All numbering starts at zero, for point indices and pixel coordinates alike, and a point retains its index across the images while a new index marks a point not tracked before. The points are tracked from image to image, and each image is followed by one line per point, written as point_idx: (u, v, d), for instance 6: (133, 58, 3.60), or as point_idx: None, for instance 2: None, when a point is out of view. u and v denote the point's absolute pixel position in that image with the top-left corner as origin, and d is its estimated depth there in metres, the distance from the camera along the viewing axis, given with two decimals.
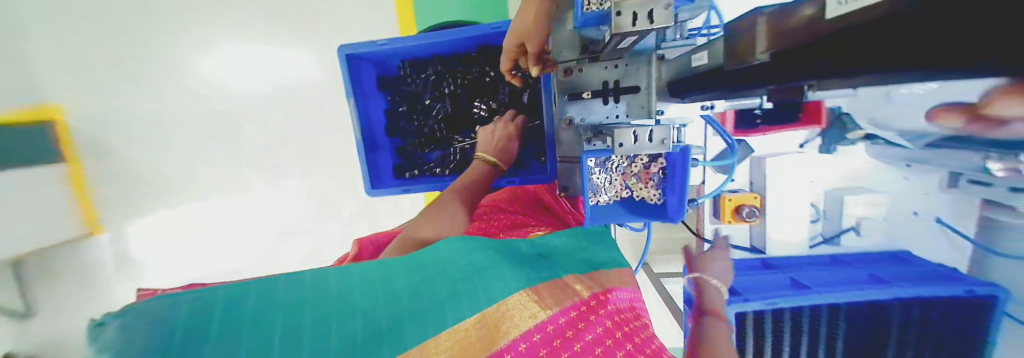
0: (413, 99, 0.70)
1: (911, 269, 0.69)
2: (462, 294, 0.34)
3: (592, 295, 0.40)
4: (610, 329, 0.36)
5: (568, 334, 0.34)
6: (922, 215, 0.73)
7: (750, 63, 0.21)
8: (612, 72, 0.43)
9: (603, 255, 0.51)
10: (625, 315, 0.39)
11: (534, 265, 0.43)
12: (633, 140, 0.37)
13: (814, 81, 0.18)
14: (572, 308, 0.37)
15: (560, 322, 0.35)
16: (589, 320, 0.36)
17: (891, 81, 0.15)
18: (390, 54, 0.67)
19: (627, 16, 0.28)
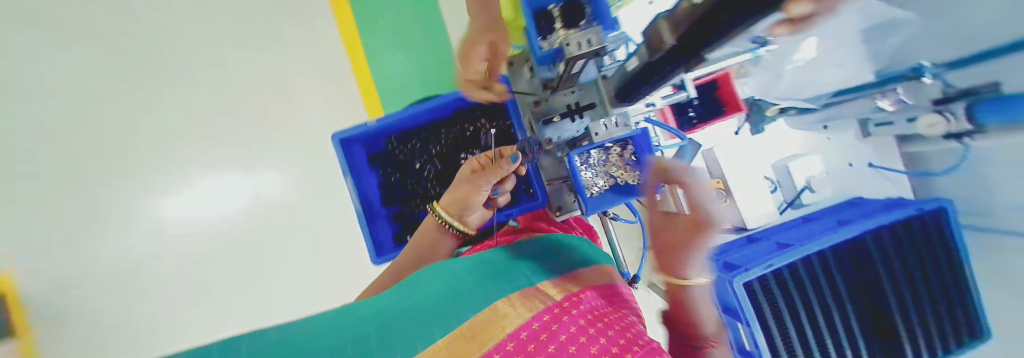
0: (404, 167, 0.77)
1: (868, 208, 0.79)
2: (427, 318, 0.36)
3: (563, 298, 0.41)
4: (585, 327, 0.36)
5: (541, 338, 0.34)
6: (858, 165, 0.87)
7: (663, 49, 0.30)
8: (571, 97, 0.54)
9: (571, 260, 0.54)
10: (600, 312, 0.40)
11: (501, 280, 0.46)
12: (604, 129, 0.46)
13: (713, 42, 0.26)
14: (542, 313, 0.37)
15: (533, 327, 0.35)
16: (561, 321, 0.36)
17: (748, 28, 0.23)
18: (377, 133, 0.75)
19: (574, 45, 0.39)
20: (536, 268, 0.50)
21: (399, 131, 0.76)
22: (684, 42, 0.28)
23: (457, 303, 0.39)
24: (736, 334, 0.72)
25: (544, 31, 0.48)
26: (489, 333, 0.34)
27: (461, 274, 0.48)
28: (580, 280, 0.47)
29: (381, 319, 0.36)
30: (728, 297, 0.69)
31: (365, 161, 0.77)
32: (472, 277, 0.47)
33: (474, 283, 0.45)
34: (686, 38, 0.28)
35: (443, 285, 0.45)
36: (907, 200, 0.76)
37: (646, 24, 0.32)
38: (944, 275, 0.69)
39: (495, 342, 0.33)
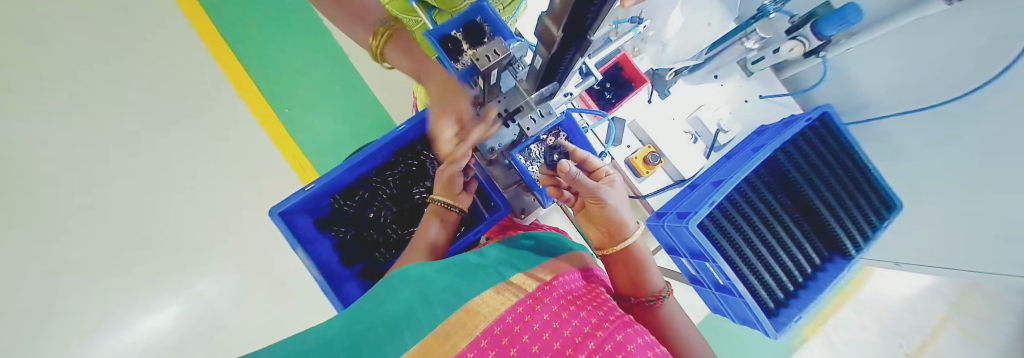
0: (358, 220, 0.73)
1: (772, 131, 0.93)
2: (401, 325, 0.35)
3: (536, 289, 0.44)
4: (558, 312, 0.39)
5: (516, 329, 0.35)
6: (751, 99, 1.02)
7: (557, 42, 0.35)
8: (500, 105, 0.57)
9: (535, 257, 0.57)
10: (571, 296, 0.43)
11: (473, 280, 0.47)
12: (534, 123, 0.57)
13: (587, 29, 0.32)
14: (517, 305, 0.39)
15: (507, 320, 0.36)
16: (536, 310, 0.38)
17: (603, 17, 0.28)
18: (318, 196, 0.71)
19: (482, 58, 0.43)
20: (507, 265, 0.53)
21: (343, 188, 0.73)
22: (570, 30, 0.32)
23: (432, 306, 0.38)
24: (709, 273, 0.79)
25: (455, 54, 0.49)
26: (463, 329, 0.34)
27: (433, 279, 0.47)
28: (550, 268, 0.51)
29: (356, 338, 0.34)
30: (691, 242, 0.76)
31: (313, 229, 0.72)
32: (443, 279, 0.47)
33: (446, 285, 0.45)
34: (571, 27, 0.32)
35: (415, 289, 0.44)
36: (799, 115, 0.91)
37: (535, 28, 0.37)
38: (839, 169, 0.84)
39: (470, 338, 0.33)
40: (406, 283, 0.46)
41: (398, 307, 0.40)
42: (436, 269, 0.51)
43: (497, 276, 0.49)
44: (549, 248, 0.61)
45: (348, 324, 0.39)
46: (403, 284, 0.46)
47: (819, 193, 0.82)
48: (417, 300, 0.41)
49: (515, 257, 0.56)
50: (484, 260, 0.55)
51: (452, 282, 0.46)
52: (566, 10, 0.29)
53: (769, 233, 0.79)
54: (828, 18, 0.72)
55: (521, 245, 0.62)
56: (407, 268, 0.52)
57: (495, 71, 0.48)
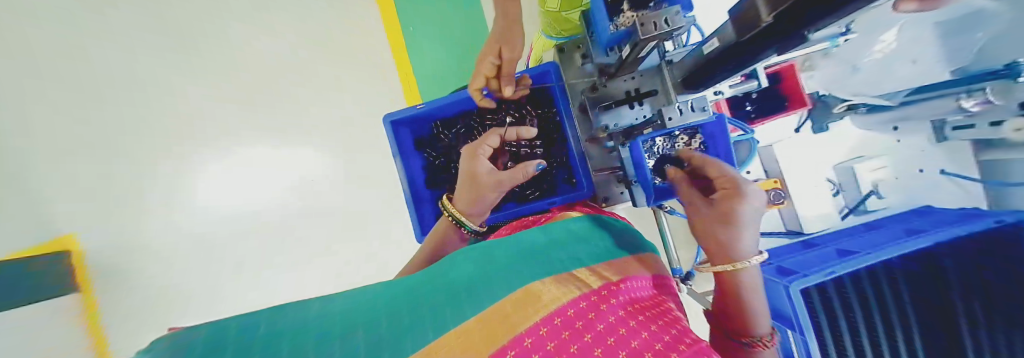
0: (448, 152, 0.78)
1: (939, 218, 0.71)
2: (465, 304, 0.38)
3: (602, 287, 0.43)
4: (625, 318, 0.36)
5: (577, 324, 0.35)
6: (928, 171, 0.79)
7: (758, 27, 0.28)
8: (631, 83, 0.53)
9: (606, 248, 0.56)
10: (642, 305, 0.41)
11: (530, 264, 0.48)
12: (678, 113, 0.45)
13: (815, 20, 0.25)
14: (580, 299, 0.39)
15: (569, 313, 0.36)
16: (601, 310, 0.37)
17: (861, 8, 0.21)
18: (422, 119, 0.77)
19: (648, 24, 0.36)
20: (570, 252, 0.53)
21: (447, 118, 0.77)
22: (787, 14, 0.25)
23: (492, 287, 0.41)
24: (784, 343, 0.70)
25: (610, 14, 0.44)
26: (522, 316, 0.36)
27: (503, 256, 0.51)
28: (619, 269, 0.49)
29: (434, 298, 0.40)
30: (778, 302, 0.67)
31: (411, 146, 0.79)
32: (509, 255, 0.51)
33: (505, 268, 0.47)
34: (788, 10, 0.25)
35: (478, 268, 0.47)
36: (988, 210, 0.68)
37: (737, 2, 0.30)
38: None
39: (531, 323, 0.34)
40: (479, 256, 0.51)
41: (462, 284, 0.44)
42: (499, 248, 0.54)
43: (564, 261, 0.50)
44: (625, 245, 0.59)
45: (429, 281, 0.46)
46: (476, 256, 0.51)
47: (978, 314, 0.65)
48: (486, 274, 0.45)
49: (576, 242, 0.56)
50: (554, 241, 0.56)
51: (518, 259, 0.49)
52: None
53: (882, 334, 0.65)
54: None
55: (594, 228, 0.61)
56: (472, 247, 0.56)
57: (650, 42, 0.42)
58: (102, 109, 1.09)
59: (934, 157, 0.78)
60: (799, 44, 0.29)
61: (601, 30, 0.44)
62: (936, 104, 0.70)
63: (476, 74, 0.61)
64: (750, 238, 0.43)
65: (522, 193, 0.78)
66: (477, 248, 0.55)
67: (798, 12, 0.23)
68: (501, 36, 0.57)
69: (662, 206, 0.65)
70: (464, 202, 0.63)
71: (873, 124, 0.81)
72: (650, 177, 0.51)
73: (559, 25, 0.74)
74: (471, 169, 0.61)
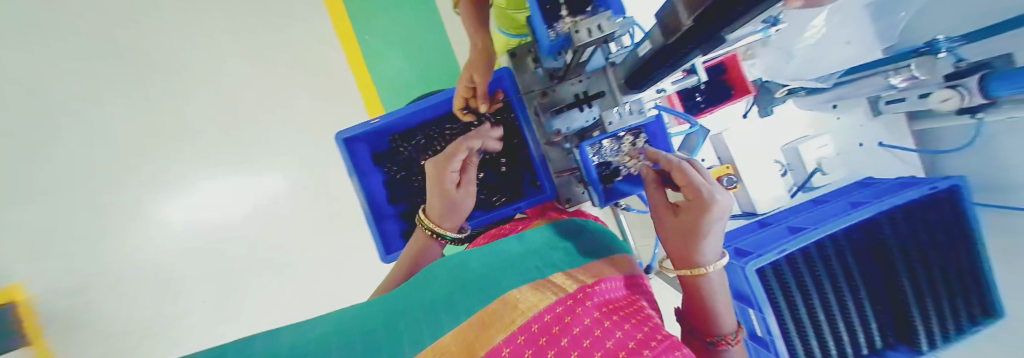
0: (408, 164, 0.75)
1: (881, 188, 0.76)
2: (441, 319, 0.36)
3: (577, 291, 0.42)
4: (600, 319, 0.36)
5: (554, 329, 0.34)
6: (868, 144, 0.85)
7: (681, 30, 0.28)
8: (579, 85, 0.52)
9: (577, 255, 0.55)
10: (615, 306, 0.41)
11: (511, 274, 0.47)
12: (617, 116, 0.48)
13: (732, 19, 0.25)
14: (557, 304, 0.38)
15: (545, 319, 0.35)
16: (577, 313, 0.37)
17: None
18: (380, 132, 0.74)
19: (583, 31, 0.35)
20: (545, 259, 0.52)
21: (405, 130, 0.75)
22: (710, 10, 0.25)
23: (468, 300, 0.40)
24: (748, 321, 0.72)
25: (549, 18, 0.42)
26: (502, 325, 0.35)
27: (477, 268, 0.49)
28: (594, 272, 0.49)
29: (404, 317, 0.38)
30: (740, 281, 0.69)
31: (369, 161, 0.76)
32: (483, 268, 0.49)
33: (482, 279, 0.45)
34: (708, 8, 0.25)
35: (453, 281, 0.46)
36: (923, 178, 0.72)
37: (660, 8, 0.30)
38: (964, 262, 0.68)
39: (506, 335, 0.32)
40: (452, 270, 0.49)
41: (435, 299, 0.42)
42: (470, 259, 0.52)
43: (539, 270, 0.49)
44: (595, 251, 0.58)
45: (400, 300, 0.43)
46: (450, 270, 0.49)
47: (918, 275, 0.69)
48: (458, 289, 0.43)
49: (550, 251, 0.55)
50: (527, 251, 0.55)
51: (492, 270, 0.48)
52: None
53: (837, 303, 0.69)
54: (1005, 76, 0.51)
55: (563, 235, 0.61)
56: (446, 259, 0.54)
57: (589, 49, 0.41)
58: None
59: (872, 131, 0.84)
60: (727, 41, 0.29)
61: (540, 38, 0.43)
62: (864, 83, 0.73)
63: (457, 96, 0.62)
64: (713, 246, 0.44)
65: (486, 200, 0.77)
66: (448, 260, 0.53)
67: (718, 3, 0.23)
68: (474, 59, 0.55)
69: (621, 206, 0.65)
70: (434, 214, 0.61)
71: (811, 102, 0.85)
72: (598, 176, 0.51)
73: (508, 24, 0.73)
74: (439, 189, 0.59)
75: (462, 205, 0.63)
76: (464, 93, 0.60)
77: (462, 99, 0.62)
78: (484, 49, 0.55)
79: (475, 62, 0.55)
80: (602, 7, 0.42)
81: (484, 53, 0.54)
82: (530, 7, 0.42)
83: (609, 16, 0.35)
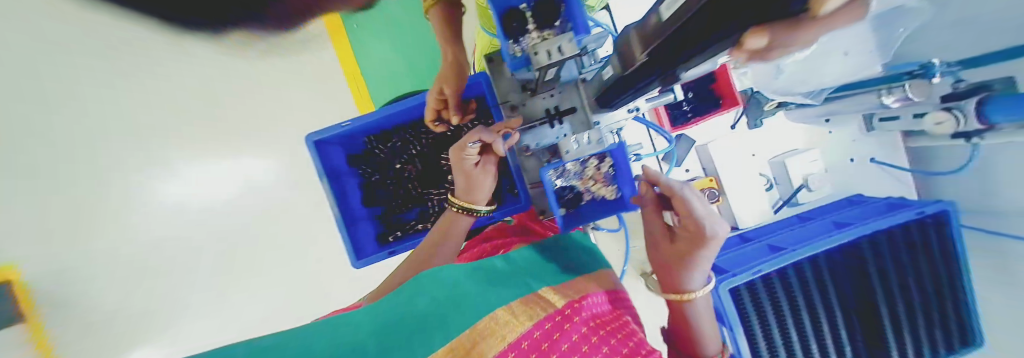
0: (384, 167, 0.73)
1: (869, 207, 0.75)
2: (432, 327, 0.39)
3: (566, 305, 0.48)
4: (582, 339, 0.43)
5: (543, 346, 0.41)
6: (858, 160, 0.83)
7: (639, 63, 0.27)
8: (550, 100, 0.50)
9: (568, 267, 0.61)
10: (597, 320, 0.48)
11: (503, 289, 0.50)
12: (575, 146, 0.44)
13: (685, 62, 0.24)
14: (546, 320, 0.44)
15: (536, 335, 0.42)
16: (564, 330, 0.44)
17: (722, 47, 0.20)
18: (354, 134, 0.71)
19: (542, 54, 0.33)
20: (542, 272, 0.57)
21: (381, 133, 0.73)
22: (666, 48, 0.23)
23: (460, 311, 0.42)
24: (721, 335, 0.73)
25: (514, 33, 0.40)
26: (492, 343, 0.39)
27: (481, 273, 0.54)
28: (580, 287, 0.55)
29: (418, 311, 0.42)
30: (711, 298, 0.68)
31: (344, 163, 0.74)
32: (487, 275, 0.53)
33: (475, 289, 0.48)
34: (662, 46, 0.23)
35: (445, 287, 0.47)
36: (912, 201, 0.71)
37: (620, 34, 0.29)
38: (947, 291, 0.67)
39: (503, 349, 0.39)
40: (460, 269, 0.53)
41: (434, 297, 0.45)
42: (462, 267, 0.54)
43: (534, 281, 0.54)
44: (578, 265, 0.63)
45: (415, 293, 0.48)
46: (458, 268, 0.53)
47: (899, 302, 0.68)
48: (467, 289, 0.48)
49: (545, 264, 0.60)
50: (521, 260, 0.60)
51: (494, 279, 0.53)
52: (677, 20, 0.20)
53: (812, 325, 0.69)
54: (1003, 106, 0.49)
55: (554, 246, 0.66)
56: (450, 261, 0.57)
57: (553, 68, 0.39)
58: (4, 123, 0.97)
59: (864, 147, 0.82)
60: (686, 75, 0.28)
61: (503, 54, 0.42)
62: (853, 99, 0.69)
63: (428, 107, 0.61)
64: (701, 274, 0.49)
65: None
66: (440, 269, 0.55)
67: (674, 46, 0.22)
68: (445, 73, 0.54)
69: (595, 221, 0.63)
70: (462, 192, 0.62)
71: (801, 114, 0.83)
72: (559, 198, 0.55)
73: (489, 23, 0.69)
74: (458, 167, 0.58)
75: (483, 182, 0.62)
76: (435, 105, 0.58)
77: (432, 111, 0.60)
78: (453, 62, 0.54)
79: (445, 75, 0.54)
80: (570, 26, 0.39)
81: (454, 65, 0.54)
82: (494, 21, 0.40)
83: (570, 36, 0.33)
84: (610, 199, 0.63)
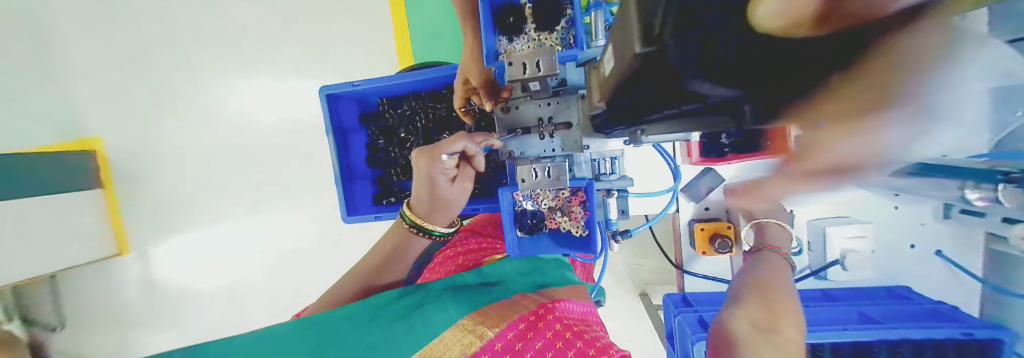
0: (390, 132, 0.74)
1: (903, 307, 0.70)
2: (401, 339, 0.45)
3: (538, 306, 0.52)
4: (553, 339, 0.46)
5: (517, 346, 0.45)
6: (922, 248, 0.73)
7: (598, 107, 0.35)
8: (545, 109, 0.48)
9: (549, 275, 0.63)
10: (574, 321, 0.50)
11: (465, 295, 0.55)
12: (534, 177, 0.46)
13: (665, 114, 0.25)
14: (520, 321, 0.49)
15: (509, 337, 0.46)
16: (535, 330, 0.47)
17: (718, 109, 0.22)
18: (368, 94, 0.73)
19: (517, 65, 0.40)
20: (516, 282, 0.61)
21: (394, 99, 0.73)
22: (627, 101, 0.27)
23: (427, 320, 0.48)
24: None
25: (509, 32, 0.47)
26: (462, 343, 0.46)
27: (454, 284, 0.58)
28: (558, 293, 0.57)
29: (394, 317, 0.49)
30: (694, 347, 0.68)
31: (355, 120, 0.76)
32: (461, 284, 0.59)
33: (433, 301, 0.52)
34: (618, 92, 0.27)
35: (409, 302, 0.53)
36: (964, 314, 0.66)
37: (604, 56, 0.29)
38: None
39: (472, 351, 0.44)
40: (433, 283, 0.59)
41: (390, 316, 0.50)
42: (425, 284, 0.59)
43: (507, 291, 0.57)
44: (557, 277, 0.63)
45: (387, 302, 0.53)
46: (431, 284, 0.59)
47: None
48: (435, 298, 0.53)
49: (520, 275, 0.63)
50: (490, 269, 0.63)
51: (465, 289, 0.57)
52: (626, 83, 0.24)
53: None
54: None
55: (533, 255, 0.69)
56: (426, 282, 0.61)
57: (537, 85, 0.44)
58: (135, 40, 1.21)
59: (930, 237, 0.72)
60: (651, 129, 0.32)
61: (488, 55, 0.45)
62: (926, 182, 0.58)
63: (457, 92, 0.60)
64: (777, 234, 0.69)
65: None
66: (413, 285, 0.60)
67: (653, 96, 0.24)
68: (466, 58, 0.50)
69: (611, 242, 0.57)
70: (424, 203, 0.61)
71: None
72: (514, 217, 0.55)
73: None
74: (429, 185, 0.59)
75: (452, 200, 0.62)
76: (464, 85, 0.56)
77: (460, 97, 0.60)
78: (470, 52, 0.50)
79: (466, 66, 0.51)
80: (572, 40, 0.45)
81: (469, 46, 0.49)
82: (483, 22, 0.44)
83: (547, 48, 0.39)
84: (577, 237, 0.55)
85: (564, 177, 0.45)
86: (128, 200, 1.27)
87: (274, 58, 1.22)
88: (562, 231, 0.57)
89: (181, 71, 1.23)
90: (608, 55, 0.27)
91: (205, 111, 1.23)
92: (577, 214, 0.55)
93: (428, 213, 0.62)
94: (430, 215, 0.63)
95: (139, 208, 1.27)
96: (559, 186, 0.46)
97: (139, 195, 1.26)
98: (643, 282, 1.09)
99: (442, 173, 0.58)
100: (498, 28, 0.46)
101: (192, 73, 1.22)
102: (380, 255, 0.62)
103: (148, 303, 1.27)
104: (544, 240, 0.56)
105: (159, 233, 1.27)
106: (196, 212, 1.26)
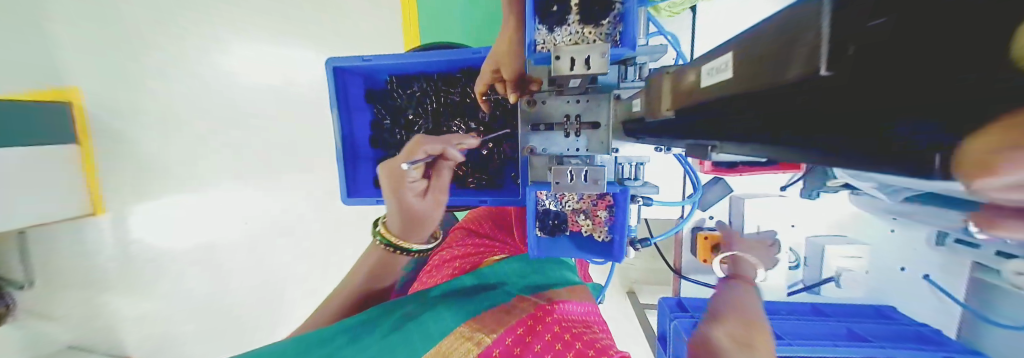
0: (397, 113, 0.71)
1: (886, 328, 0.73)
2: (396, 349, 0.45)
3: (537, 309, 0.52)
4: (551, 342, 0.45)
5: (516, 350, 0.45)
6: (911, 271, 0.78)
7: (664, 116, 0.31)
8: (574, 106, 0.47)
9: (549, 276, 0.63)
10: (574, 323, 0.50)
11: (460, 302, 0.54)
12: (569, 179, 0.45)
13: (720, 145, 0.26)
14: (517, 325, 0.48)
15: (507, 342, 0.46)
16: (533, 334, 0.47)
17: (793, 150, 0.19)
18: (377, 71, 0.69)
19: (565, 60, 0.38)
20: (514, 286, 0.60)
21: (403, 78, 0.70)
22: (701, 117, 0.25)
23: (423, 330, 0.48)
24: None
25: (549, 21, 0.42)
26: (459, 350, 0.45)
27: (450, 291, 0.58)
28: (558, 294, 0.56)
29: (389, 328, 0.49)
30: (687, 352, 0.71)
31: (360, 97, 0.72)
32: (458, 290, 0.59)
33: (429, 309, 0.52)
34: (691, 108, 0.26)
35: (405, 312, 0.53)
36: (946, 338, 0.69)
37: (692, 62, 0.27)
38: None
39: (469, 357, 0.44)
40: (431, 292, 0.58)
41: (386, 327, 0.50)
42: (424, 291, 0.59)
43: (504, 294, 0.57)
44: (558, 277, 0.63)
45: (383, 313, 0.53)
46: (428, 292, 0.58)
47: None
48: (431, 307, 0.53)
49: (518, 278, 0.62)
50: (489, 271, 0.62)
51: (462, 294, 0.57)
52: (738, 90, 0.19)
53: None
54: None
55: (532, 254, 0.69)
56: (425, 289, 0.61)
57: (577, 81, 0.43)
58: None
59: (918, 261, 0.77)
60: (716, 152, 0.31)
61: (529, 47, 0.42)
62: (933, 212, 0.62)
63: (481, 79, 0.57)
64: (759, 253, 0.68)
65: (463, 179, 0.71)
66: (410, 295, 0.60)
67: (735, 108, 0.21)
68: (502, 47, 0.48)
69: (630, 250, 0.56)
70: (396, 223, 0.60)
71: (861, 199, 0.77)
72: (535, 216, 0.53)
73: None
74: (395, 197, 0.57)
75: (425, 215, 0.60)
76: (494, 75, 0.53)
77: (484, 85, 0.56)
78: (508, 42, 0.47)
79: (502, 57, 0.49)
80: (619, 37, 0.41)
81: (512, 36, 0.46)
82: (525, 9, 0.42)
83: (599, 45, 0.37)
84: (599, 241, 0.54)
85: (602, 181, 0.45)
86: (104, 159, 1.20)
87: (272, 22, 1.15)
88: (584, 234, 0.55)
89: (168, 25, 1.14)
90: (719, 57, 0.22)
91: (193, 72, 1.16)
92: (601, 218, 0.53)
93: (403, 231, 0.61)
94: (407, 232, 0.61)
95: (116, 168, 1.20)
96: (597, 189, 0.45)
97: (116, 155, 1.19)
98: (630, 281, 1.09)
99: (411, 187, 0.57)
100: (539, 16, 0.43)
101: (182, 29, 1.14)
102: (375, 260, 0.62)
103: (122, 267, 1.22)
104: (564, 241, 0.56)
105: (138, 197, 1.21)
106: (179, 177, 1.20)
